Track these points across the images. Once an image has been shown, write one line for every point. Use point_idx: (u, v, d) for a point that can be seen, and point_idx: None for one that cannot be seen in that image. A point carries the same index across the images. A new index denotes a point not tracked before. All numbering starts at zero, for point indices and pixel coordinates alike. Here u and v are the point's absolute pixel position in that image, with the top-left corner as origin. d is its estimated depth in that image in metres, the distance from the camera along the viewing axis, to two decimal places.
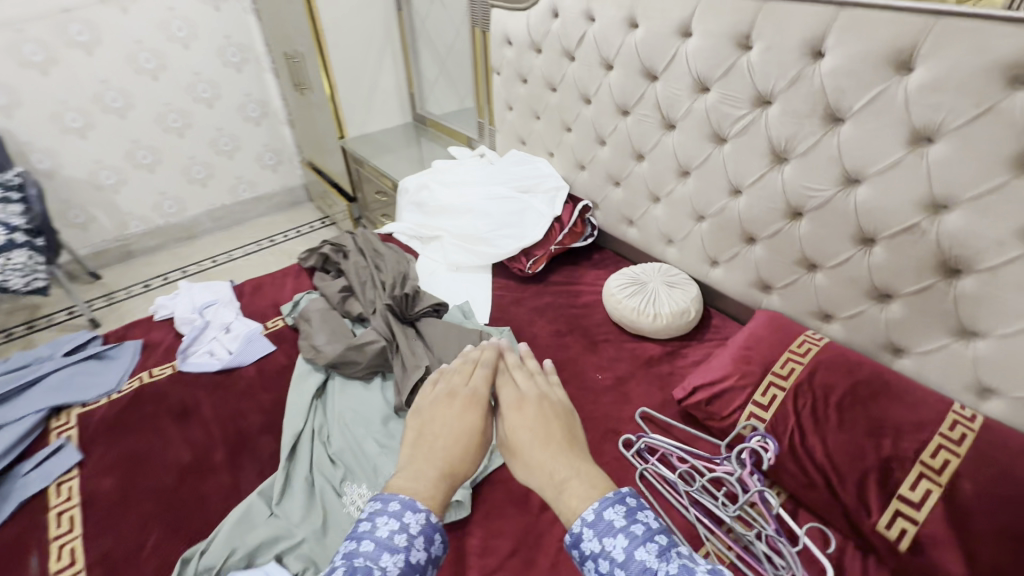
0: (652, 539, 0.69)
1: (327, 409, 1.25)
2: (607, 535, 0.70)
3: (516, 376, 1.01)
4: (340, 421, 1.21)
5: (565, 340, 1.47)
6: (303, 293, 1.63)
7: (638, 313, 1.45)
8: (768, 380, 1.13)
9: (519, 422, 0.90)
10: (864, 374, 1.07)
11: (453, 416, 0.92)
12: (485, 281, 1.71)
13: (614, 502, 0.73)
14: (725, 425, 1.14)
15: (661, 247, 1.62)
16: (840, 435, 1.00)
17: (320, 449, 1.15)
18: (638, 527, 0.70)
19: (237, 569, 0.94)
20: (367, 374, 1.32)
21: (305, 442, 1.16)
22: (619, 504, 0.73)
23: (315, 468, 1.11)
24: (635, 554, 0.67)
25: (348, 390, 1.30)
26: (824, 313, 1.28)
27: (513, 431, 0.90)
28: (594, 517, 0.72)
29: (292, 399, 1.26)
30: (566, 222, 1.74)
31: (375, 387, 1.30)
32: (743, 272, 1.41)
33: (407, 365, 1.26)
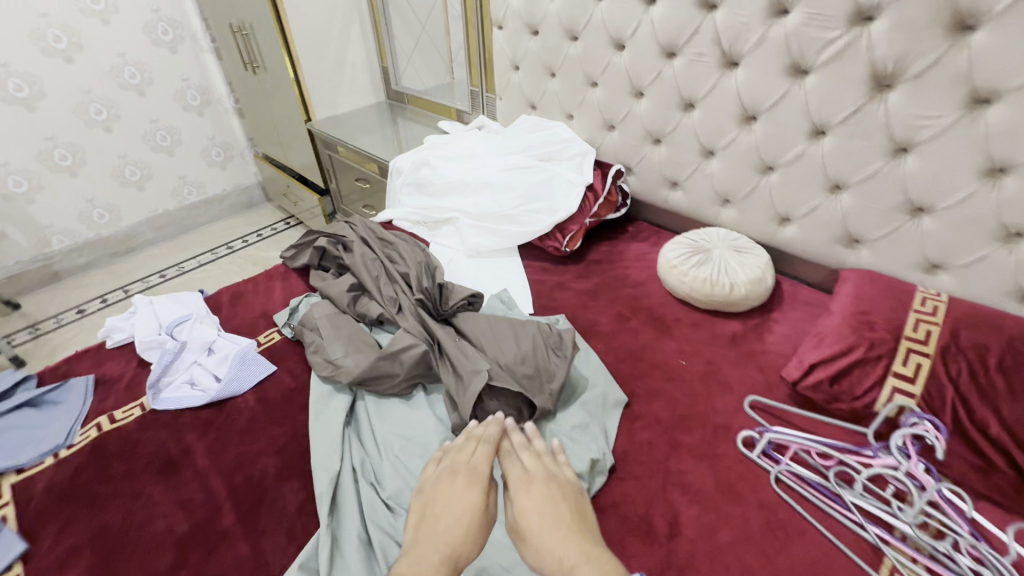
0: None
1: (370, 435, 0.98)
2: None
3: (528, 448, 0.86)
4: (388, 454, 0.93)
5: (629, 324, 1.25)
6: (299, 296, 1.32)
7: (711, 284, 1.24)
8: (903, 346, 0.96)
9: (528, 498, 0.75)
10: (1015, 329, 0.91)
11: (452, 494, 0.75)
12: (516, 266, 1.46)
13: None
14: (859, 406, 0.96)
15: (714, 209, 1.43)
16: (1017, 404, 0.82)
17: (370, 495, 0.87)
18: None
19: None
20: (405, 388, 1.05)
21: (349, 487, 0.88)
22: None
23: (368, 522, 0.84)
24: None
25: (385, 412, 1.02)
26: (929, 264, 1.12)
27: (523, 511, 0.73)
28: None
29: (316, 431, 0.98)
30: (601, 191, 1.52)
31: (419, 404, 1.03)
32: (824, 226, 1.23)
33: (462, 371, 1.00)
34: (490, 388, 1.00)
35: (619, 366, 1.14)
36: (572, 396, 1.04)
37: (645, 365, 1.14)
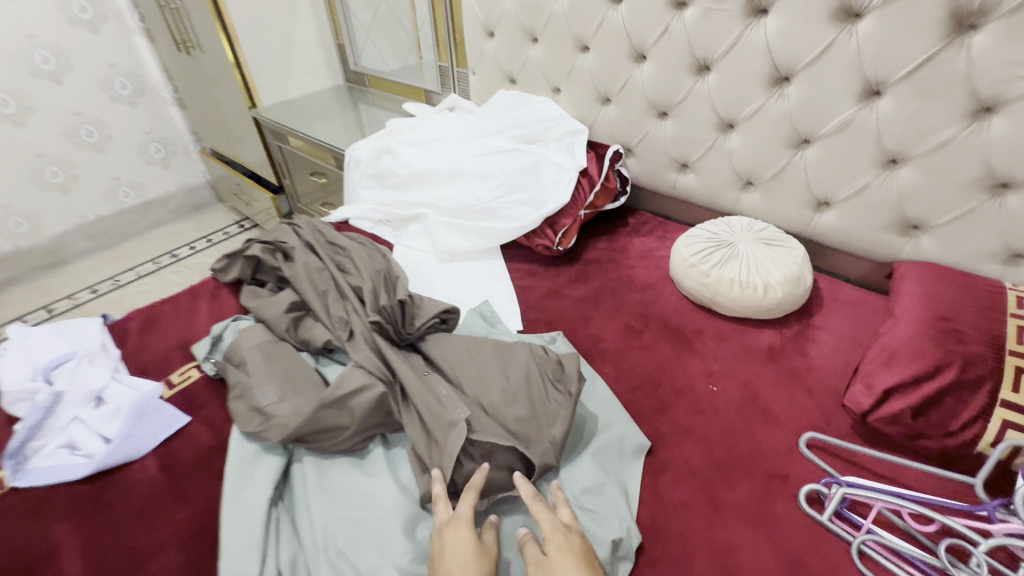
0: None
1: (309, 518, 0.72)
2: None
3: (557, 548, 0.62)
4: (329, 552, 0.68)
5: (642, 340, 1.01)
6: (226, 320, 1.04)
7: (740, 286, 1.01)
8: (1009, 364, 0.73)
9: None
10: None
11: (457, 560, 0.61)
12: (499, 270, 1.21)
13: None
14: (953, 444, 0.72)
15: (734, 194, 1.20)
16: None
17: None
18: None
19: None
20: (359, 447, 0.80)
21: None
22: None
23: None
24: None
25: (331, 481, 0.76)
26: (1010, 254, 0.90)
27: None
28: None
29: (232, 513, 0.72)
30: (597, 177, 1.27)
31: (377, 467, 0.78)
32: (874, 211, 1.01)
33: (433, 426, 0.76)
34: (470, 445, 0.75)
35: (634, 396, 0.90)
36: (578, 443, 0.80)
37: (666, 394, 0.90)
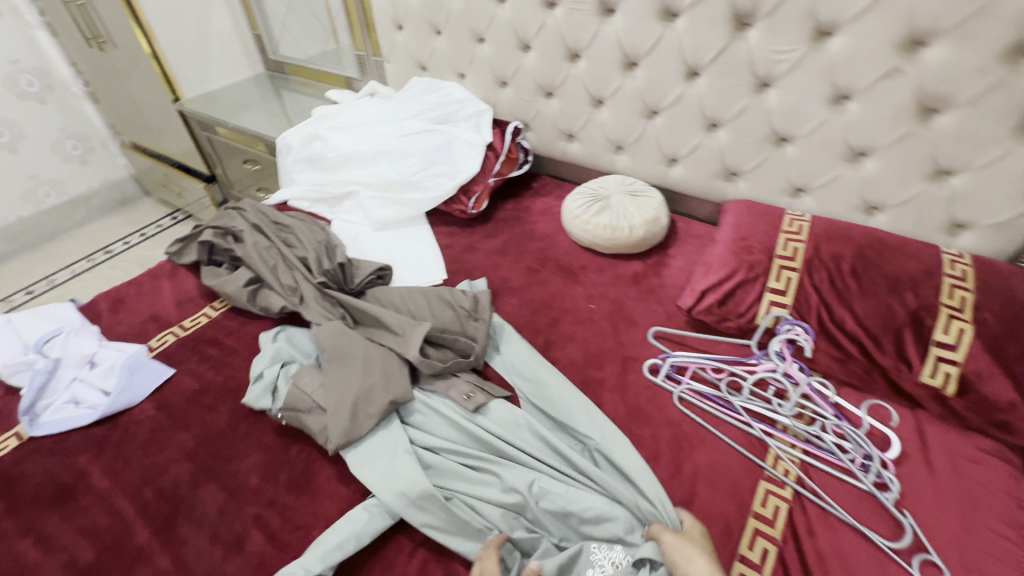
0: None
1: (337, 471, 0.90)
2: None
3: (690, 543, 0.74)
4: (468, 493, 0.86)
5: (540, 277, 1.29)
6: (267, 359, 1.03)
7: (611, 229, 1.30)
8: (777, 265, 1.06)
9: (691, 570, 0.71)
10: (862, 238, 1.07)
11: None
12: (425, 234, 1.45)
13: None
14: (744, 322, 1.06)
15: (610, 156, 1.48)
16: (866, 300, 0.98)
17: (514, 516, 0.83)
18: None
19: None
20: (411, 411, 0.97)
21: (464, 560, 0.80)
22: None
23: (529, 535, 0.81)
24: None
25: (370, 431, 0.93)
26: (794, 189, 1.24)
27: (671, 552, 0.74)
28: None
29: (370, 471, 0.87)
30: (500, 150, 1.52)
31: (433, 421, 0.97)
32: (706, 164, 1.32)
33: (401, 326, 1.04)
34: (429, 343, 1.05)
35: (534, 318, 1.18)
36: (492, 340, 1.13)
37: (557, 314, 1.19)
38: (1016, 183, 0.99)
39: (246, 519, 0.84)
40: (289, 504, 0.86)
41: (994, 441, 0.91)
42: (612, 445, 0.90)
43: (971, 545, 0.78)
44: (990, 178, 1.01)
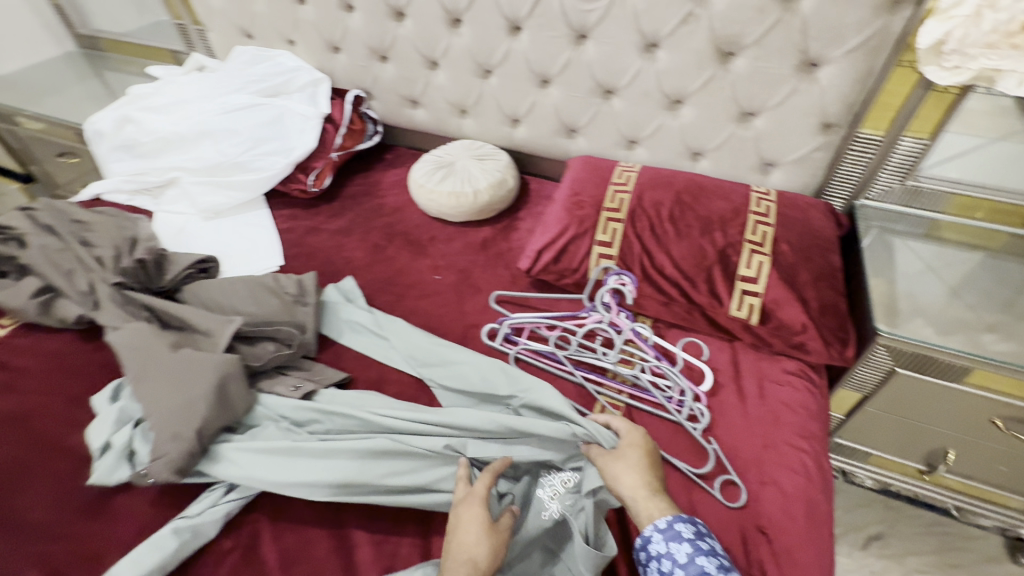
0: (715, 554, 0.68)
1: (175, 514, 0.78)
2: (674, 539, 0.69)
3: (621, 457, 0.77)
4: (401, 469, 0.80)
5: (386, 253, 1.23)
6: (109, 423, 0.85)
7: (456, 196, 1.27)
8: (604, 217, 1.08)
9: (621, 479, 0.75)
10: (681, 184, 1.11)
11: (469, 520, 0.72)
12: (264, 218, 1.34)
13: (685, 517, 0.71)
14: (578, 277, 1.08)
15: (456, 121, 1.43)
16: (680, 243, 1.02)
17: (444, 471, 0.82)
18: (705, 544, 0.68)
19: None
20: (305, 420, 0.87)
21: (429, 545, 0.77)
22: (688, 521, 0.71)
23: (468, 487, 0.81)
24: (698, 562, 0.66)
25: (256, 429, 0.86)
26: (628, 141, 1.26)
27: (613, 457, 0.78)
28: (665, 522, 0.70)
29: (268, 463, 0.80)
30: (340, 121, 1.42)
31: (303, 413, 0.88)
32: (545, 122, 1.31)
33: (209, 326, 0.94)
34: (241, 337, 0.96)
35: (377, 296, 1.13)
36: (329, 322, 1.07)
37: (400, 290, 1.14)
38: (809, 119, 1.06)
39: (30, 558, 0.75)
40: (87, 535, 0.77)
41: (796, 362, 0.97)
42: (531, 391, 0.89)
43: (769, 454, 0.85)
44: (785, 116, 1.07)
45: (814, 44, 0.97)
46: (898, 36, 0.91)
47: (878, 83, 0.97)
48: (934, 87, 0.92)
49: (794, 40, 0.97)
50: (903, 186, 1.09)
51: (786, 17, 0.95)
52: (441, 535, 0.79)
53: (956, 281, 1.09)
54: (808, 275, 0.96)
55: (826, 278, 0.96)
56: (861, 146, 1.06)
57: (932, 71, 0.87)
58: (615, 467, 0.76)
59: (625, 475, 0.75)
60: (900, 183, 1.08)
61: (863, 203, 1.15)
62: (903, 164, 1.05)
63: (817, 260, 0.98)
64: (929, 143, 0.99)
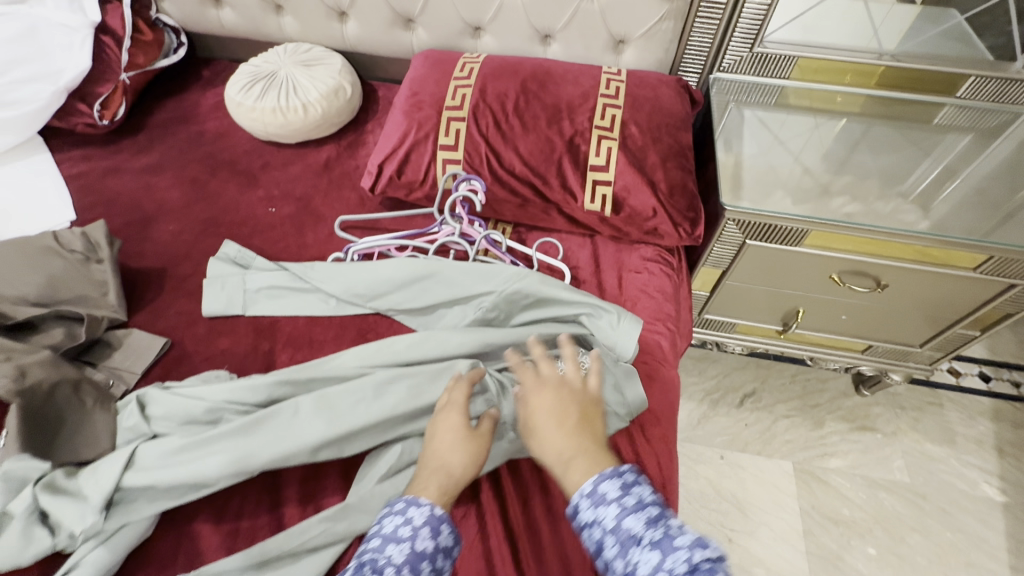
0: (645, 507, 0.51)
1: (117, 548, 0.62)
2: (600, 502, 0.52)
3: (543, 404, 0.63)
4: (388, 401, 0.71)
5: (210, 189, 1.06)
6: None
7: (281, 112, 1.08)
8: (445, 117, 0.97)
9: (547, 429, 0.61)
10: (527, 70, 1.00)
11: (446, 429, 0.65)
12: (47, 165, 1.09)
13: (610, 472, 0.55)
14: (427, 189, 0.98)
15: (273, 20, 1.20)
16: (527, 137, 0.94)
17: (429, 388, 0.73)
18: (633, 500, 0.52)
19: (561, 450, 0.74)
20: (216, 404, 0.70)
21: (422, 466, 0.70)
22: (615, 476, 0.54)
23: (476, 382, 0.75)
24: (627, 525, 0.50)
25: (177, 407, 0.70)
26: (472, 28, 1.12)
27: (529, 421, 0.62)
28: (591, 486, 0.54)
29: (208, 444, 0.66)
30: (121, 32, 1.13)
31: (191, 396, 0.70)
32: (376, 13, 1.13)
33: None
34: (14, 328, 0.77)
35: (201, 240, 0.97)
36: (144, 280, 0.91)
37: (227, 229, 0.99)
38: None
39: None
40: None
41: (653, 248, 0.97)
42: (513, 284, 0.81)
43: None
44: None
45: None
46: None
47: None
48: None
49: None
50: (755, 54, 1.04)
51: None
52: (297, 484, 0.70)
53: (801, 148, 1.11)
54: (657, 156, 0.93)
55: (674, 157, 0.94)
56: (707, 13, 0.99)
57: None
58: (534, 422, 0.62)
59: (546, 429, 0.61)
60: (750, 50, 1.03)
61: (718, 77, 1.11)
62: (751, 28, 0.99)
63: (665, 139, 0.94)
64: (771, 6, 0.94)
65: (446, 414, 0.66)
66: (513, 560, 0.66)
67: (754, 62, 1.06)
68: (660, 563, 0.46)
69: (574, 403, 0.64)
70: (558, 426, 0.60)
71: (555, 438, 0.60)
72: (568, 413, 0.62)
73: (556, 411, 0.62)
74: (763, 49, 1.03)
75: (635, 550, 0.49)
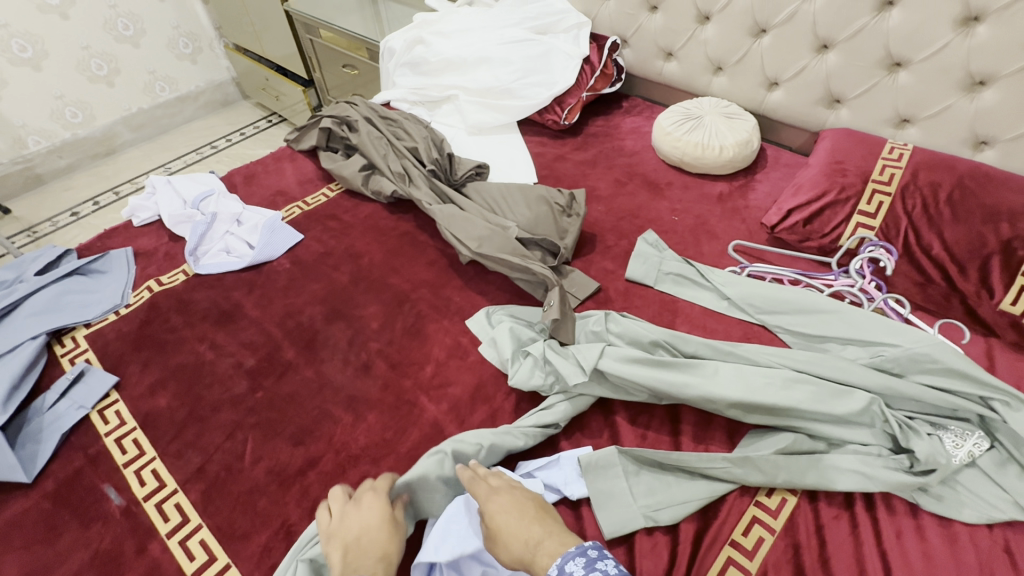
0: None
1: (575, 402, 0.88)
2: None
3: (494, 503, 0.70)
4: (796, 396, 0.84)
5: (626, 189, 1.36)
6: (512, 342, 0.95)
7: (702, 148, 1.34)
8: (870, 188, 1.10)
9: (508, 522, 0.67)
10: (965, 169, 1.06)
11: (371, 520, 0.71)
12: (517, 141, 1.52)
13: (576, 552, 0.61)
14: (826, 242, 1.11)
15: (706, 78, 1.48)
16: (956, 227, 1.00)
17: (829, 400, 0.84)
18: (596, 575, 0.57)
19: (943, 509, 0.77)
20: (657, 340, 0.93)
21: (813, 455, 0.81)
22: (579, 555, 0.60)
23: (869, 415, 0.83)
24: None
25: (625, 331, 0.95)
26: (900, 119, 1.22)
27: (491, 525, 0.68)
28: (556, 570, 0.59)
29: (653, 369, 0.88)
30: (597, 64, 1.54)
31: (639, 328, 0.95)
32: (809, 89, 1.31)
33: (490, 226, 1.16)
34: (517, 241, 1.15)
35: (618, 223, 1.26)
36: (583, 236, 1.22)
37: (638, 222, 1.26)
38: None
39: (369, 352, 1.02)
40: (407, 344, 1.02)
41: None
42: (922, 346, 0.88)
43: None
44: None
45: None
46: None
47: None
48: None
49: None
50: None
51: None
52: (690, 423, 0.89)
53: None
54: None
55: None
56: None
57: None
58: (492, 521, 0.68)
59: (510, 524, 0.67)
60: None
61: None
62: None
63: None
64: None
65: (363, 514, 0.72)
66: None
67: None
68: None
69: (530, 498, 0.71)
70: (520, 521, 0.67)
71: (516, 533, 0.66)
72: (525, 510, 0.68)
73: (509, 514, 0.68)
74: None
75: None
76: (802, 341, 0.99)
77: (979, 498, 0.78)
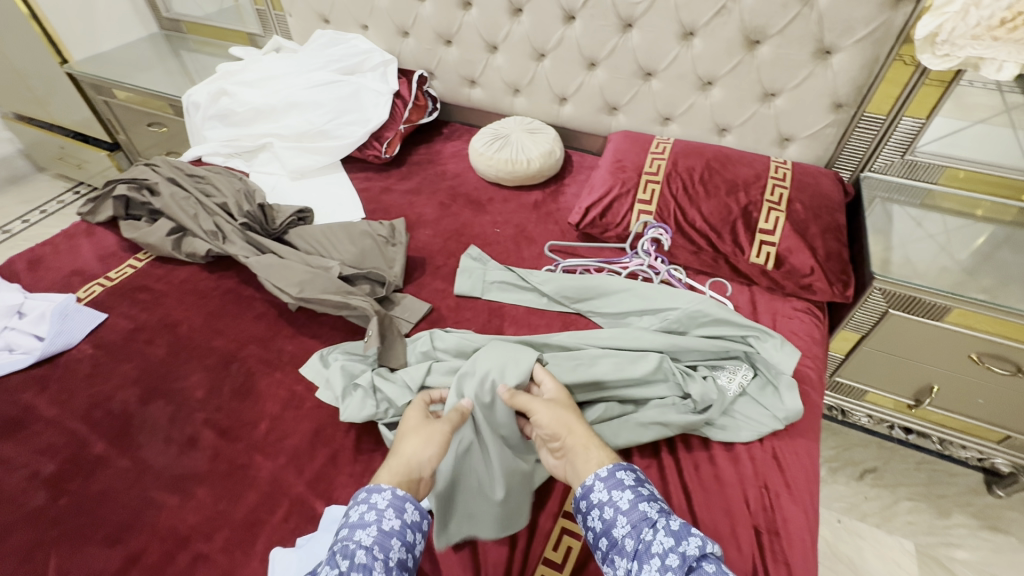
0: (655, 498, 0.69)
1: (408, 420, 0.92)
2: (616, 487, 0.70)
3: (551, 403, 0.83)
4: (601, 370, 0.96)
5: (451, 210, 1.43)
6: (343, 378, 0.97)
7: (512, 163, 1.46)
8: (645, 179, 1.28)
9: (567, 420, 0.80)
10: (711, 153, 1.28)
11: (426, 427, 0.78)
12: (342, 180, 1.54)
13: (627, 465, 0.73)
14: (621, 231, 1.28)
15: (508, 99, 1.63)
16: (710, 201, 1.21)
17: (627, 367, 0.96)
18: (645, 489, 0.70)
19: (728, 437, 0.92)
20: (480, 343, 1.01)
21: (621, 419, 0.93)
22: (630, 469, 0.73)
23: (662, 373, 0.97)
24: (640, 505, 0.67)
25: (451, 343, 1.02)
26: (663, 118, 1.45)
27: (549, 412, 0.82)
28: (607, 471, 0.72)
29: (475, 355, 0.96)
30: (408, 97, 1.61)
31: (464, 338, 1.02)
32: (590, 100, 1.50)
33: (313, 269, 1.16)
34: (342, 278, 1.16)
35: (446, 244, 1.33)
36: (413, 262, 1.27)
37: (464, 240, 1.34)
38: (820, 99, 1.23)
39: (195, 424, 0.96)
40: (238, 406, 0.98)
41: (804, 302, 1.16)
42: (696, 304, 1.05)
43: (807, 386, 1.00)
44: (804, 94, 1.24)
45: (830, 33, 1.14)
46: (899, 28, 1.08)
47: (882, 68, 1.14)
48: (930, 73, 1.08)
49: (812, 28, 1.15)
50: (888, 176, 1.29)
51: (806, 10, 1.13)
52: None
53: (938, 231, 1.24)
54: (818, 228, 1.15)
55: (834, 230, 1.15)
56: (868, 122, 1.22)
57: (926, 59, 1.01)
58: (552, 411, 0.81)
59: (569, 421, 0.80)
60: (900, 157, 1.23)
61: (868, 175, 1.31)
62: (901, 141, 1.21)
63: (826, 217, 1.16)
64: (924, 122, 1.15)
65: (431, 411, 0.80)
66: (687, 505, 0.85)
67: (904, 168, 1.25)
68: (675, 544, 0.62)
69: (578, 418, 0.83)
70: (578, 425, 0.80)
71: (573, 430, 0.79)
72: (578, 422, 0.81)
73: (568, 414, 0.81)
74: (925, 159, 1.21)
75: (648, 529, 0.65)
76: (610, 320, 1.12)
77: (753, 419, 0.94)
